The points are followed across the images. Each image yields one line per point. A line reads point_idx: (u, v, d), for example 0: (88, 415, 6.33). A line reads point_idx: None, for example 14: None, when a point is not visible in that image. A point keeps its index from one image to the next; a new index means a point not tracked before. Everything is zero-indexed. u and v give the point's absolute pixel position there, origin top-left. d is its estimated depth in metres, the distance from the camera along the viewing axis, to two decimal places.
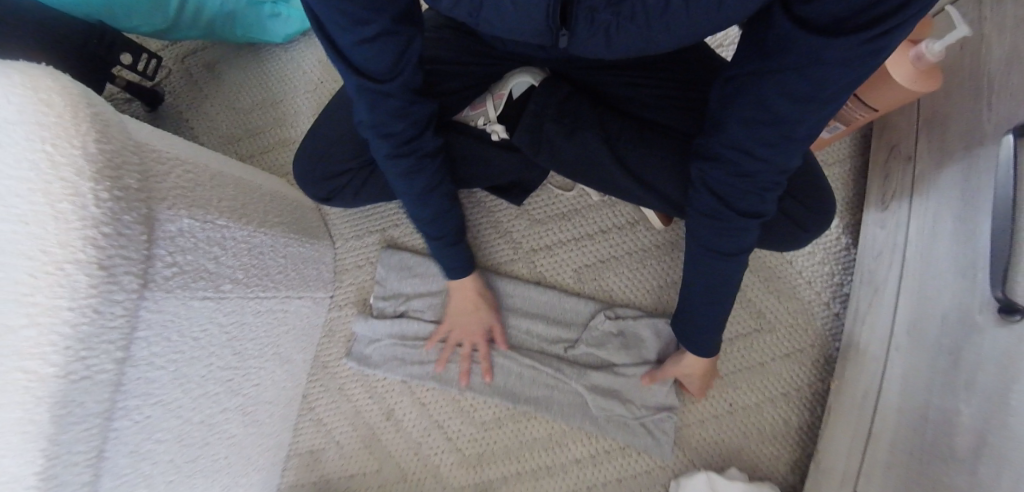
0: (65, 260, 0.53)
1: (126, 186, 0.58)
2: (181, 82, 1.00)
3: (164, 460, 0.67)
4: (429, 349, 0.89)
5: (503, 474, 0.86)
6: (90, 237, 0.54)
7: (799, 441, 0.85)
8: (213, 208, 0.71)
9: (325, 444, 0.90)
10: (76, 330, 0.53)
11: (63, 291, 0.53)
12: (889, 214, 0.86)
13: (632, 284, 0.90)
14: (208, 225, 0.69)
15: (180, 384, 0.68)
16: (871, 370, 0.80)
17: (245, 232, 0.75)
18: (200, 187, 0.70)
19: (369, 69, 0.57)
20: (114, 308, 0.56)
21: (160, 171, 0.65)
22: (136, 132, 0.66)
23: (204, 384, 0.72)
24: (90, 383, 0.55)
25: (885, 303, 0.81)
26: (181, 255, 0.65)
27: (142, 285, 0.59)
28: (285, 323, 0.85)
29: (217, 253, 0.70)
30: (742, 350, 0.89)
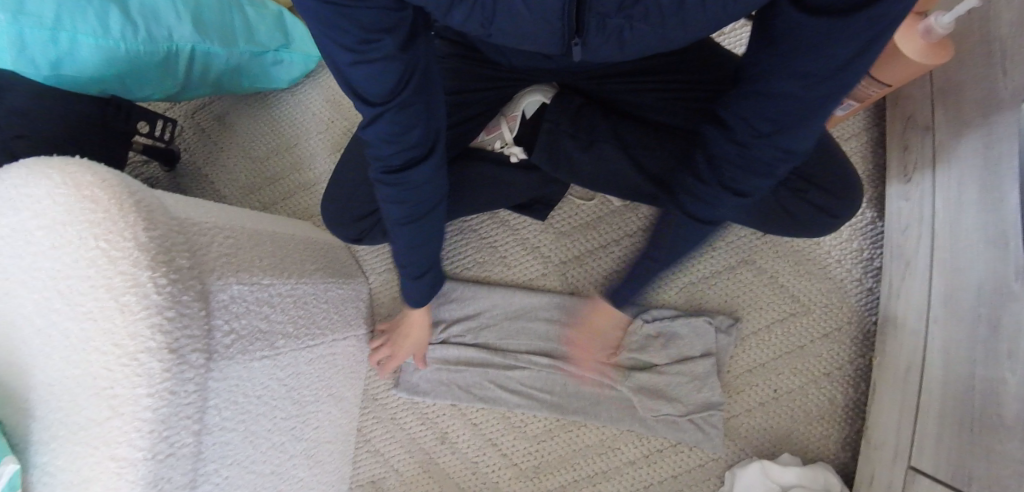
0: (140, 349, 0.55)
1: (179, 267, 0.61)
2: (195, 138, 1.02)
3: None
4: (474, 372, 0.91)
5: (561, 482, 0.88)
6: (156, 324, 0.56)
7: (846, 419, 0.87)
8: (257, 269, 0.72)
9: (385, 473, 0.92)
10: (157, 413, 0.56)
11: (141, 379, 0.55)
12: (912, 186, 0.85)
13: (665, 283, 0.92)
14: (258, 287, 0.71)
15: (250, 441, 0.70)
16: (912, 343, 0.81)
17: (289, 286, 0.77)
18: (242, 250, 0.72)
19: (367, 94, 0.54)
20: (187, 386, 0.59)
21: (203, 243, 0.67)
22: (173, 208, 0.68)
23: (270, 438, 0.74)
24: (175, 458, 0.58)
25: (918, 276, 0.82)
26: (236, 320, 0.67)
27: (207, 359, 0.62)
28: (335, 364, 0.87)
29: (267, 312, 0.72)
30: (780, 337, 0.90)
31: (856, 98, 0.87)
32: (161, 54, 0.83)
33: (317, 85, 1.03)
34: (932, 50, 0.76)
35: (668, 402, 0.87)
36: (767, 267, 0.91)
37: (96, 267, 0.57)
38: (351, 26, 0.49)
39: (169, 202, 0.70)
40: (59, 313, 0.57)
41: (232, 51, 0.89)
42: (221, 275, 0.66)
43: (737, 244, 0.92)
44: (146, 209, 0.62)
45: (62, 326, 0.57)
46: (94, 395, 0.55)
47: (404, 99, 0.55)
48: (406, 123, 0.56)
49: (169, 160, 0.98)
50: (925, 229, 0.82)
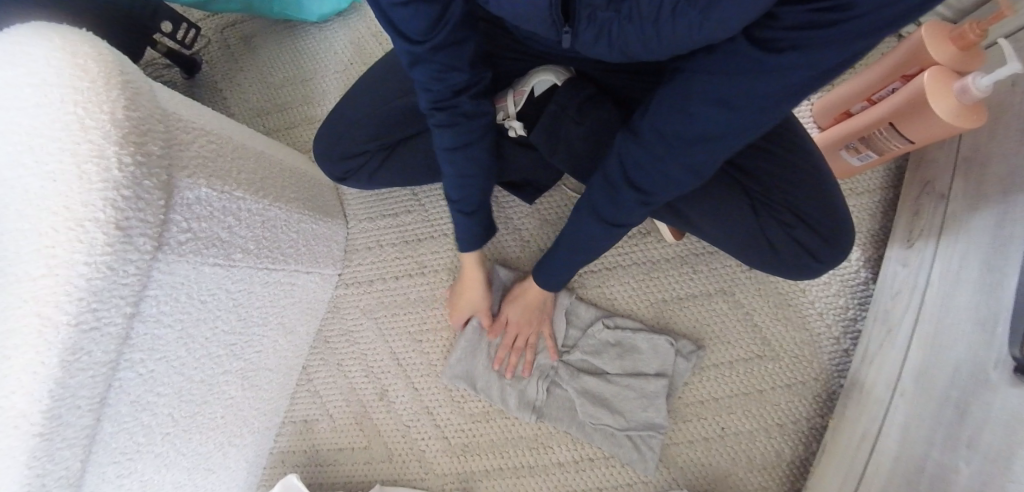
0: (90, 217, 0.55)
1: (147, 148, 0.59)
2: (220, 51, 1.04)
3: (163, 412, 0.70)
4: (431, 339, 0.92)
5: (485, 467, 0.87)
6: (110, 199, 0.55)
7: (788, 474, 0.83)
8: (231, 180, 0.71)
9: (319, 416, 0.93)
10: (89, 283, 0.55)
11: (82, 246, 0.54)
12: (912, 253, 0.81)
13: (636, 294, 0.90)
14: (225, 195, 0.70)
15: (184, 342, 0.70)
16: (873, 412, 0.77)
17: (260, 206, 0.76)
18: (221, 158, 0.71)
19: (407, 32, 0.56)
20: (128, 267, 0.58)
21: (185, 140, 0.66)
22: (163, 100, 0.67)
23: (207, 345, 0.74)
24: (99, 333, 0.57)
25: (898, 346, 0.77)
26: (196, 221, 0.66)
27: (155, 248, 0.60)
28: (292, 295, 0.87)
29: (231, 223, 0.71)
30: (741, 375, 0.86)
31: (875, 149, 0.82)
32: None
33: (346, 25, 1.02)
34: (964, 112, 0.72)
35: (611, 415, 0.84)
36: (744, 302, 0.88)
37: (67, 130, 0.56)
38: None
39: (159, 92, 0.69)
40: (25, 169, 0.56)
41: None
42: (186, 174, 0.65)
43: (720, 272, 0.89)
44: (133, 90, 0.61)
45: (21, 180, 0.56)
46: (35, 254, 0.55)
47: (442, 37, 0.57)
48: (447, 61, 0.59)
49: (189, 67, 1.00)
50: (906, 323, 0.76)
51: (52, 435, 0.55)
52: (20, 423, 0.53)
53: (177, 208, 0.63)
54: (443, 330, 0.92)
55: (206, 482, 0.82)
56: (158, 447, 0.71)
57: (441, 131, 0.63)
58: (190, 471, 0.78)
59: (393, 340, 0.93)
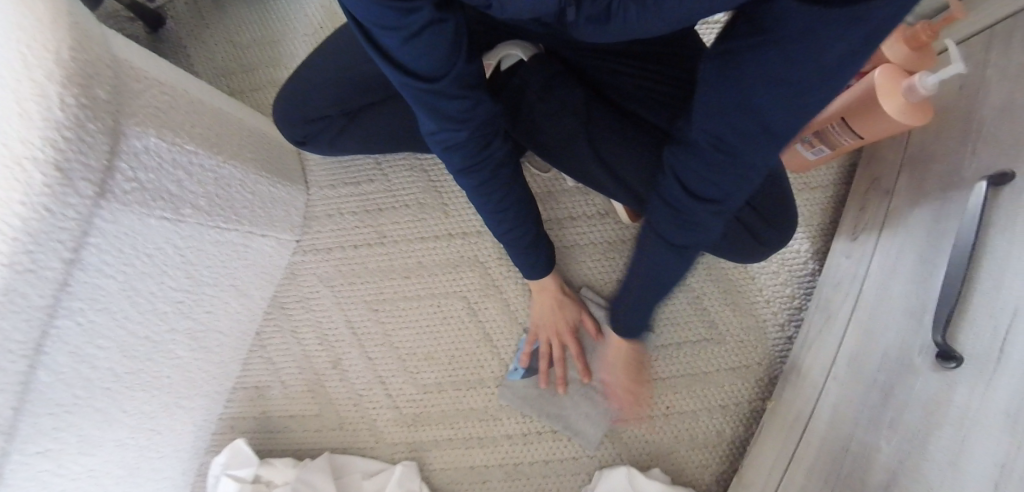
0: (29, 157, 0.53)
1: (92, 90, 0.58)
2: (186, 6, 1.01)
3: (104, 366, 0.69)
4: (387, 309, 0.92)
5: (435, 437, 0.88)
6: (50, 139, 0.54)
7: (728, 454, 0.86)
8: (183, 133, 0.70)
9: (271, 382, 0.93)
10: (26, 225, 0.54)
11: (19, 184, 0.53)
12: (856, 246, 0.84)
13: (592, 273, 0.91)
14: (176, 147, 0.69)
15: (128, 296, 0.69)
16: (807, 395, 0.80)
17: (213, 162, 0.75)
18: (174, 111, 0.70)
19: (422, 73, 0.54)
20: (67, 211, 0.57)
21: (134, 88, 0.65)
22: (116, 45, 0.66)
23: (152, 301, 0.73)
24: (35, 277, 0.56)
25: (836, 333, 0.81)
26: (144, 172, 0.65)
27: (98, 194, 0.59)
28: (245, 258, 0.86)
29: (181, 178, 0.70)
30: (688, 357, 0.89)
31: (828, 144, 0.85)
32: None
33: None
34: (913, 110, 0.75)
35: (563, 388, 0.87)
36: (695, 287, 0.90)
37: (9, 66, 0.54)
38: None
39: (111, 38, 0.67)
40: None
41: None
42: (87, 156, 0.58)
43: None
44: (82, 28, 0.59)
45: None
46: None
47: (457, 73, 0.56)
48: (461, 94, 0.57)
49: (152, 20, 0.98)
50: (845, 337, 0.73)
51: None
52: None
53: (123, 156, 0.62)
54: (400, 302, 0.92)
55: (150, 442, 0.81)
56: (98, 401, 0.71)
57: (469, 169, 0.63)
58: (134, 429, 0.77)
59: (349, 309, 0.93)
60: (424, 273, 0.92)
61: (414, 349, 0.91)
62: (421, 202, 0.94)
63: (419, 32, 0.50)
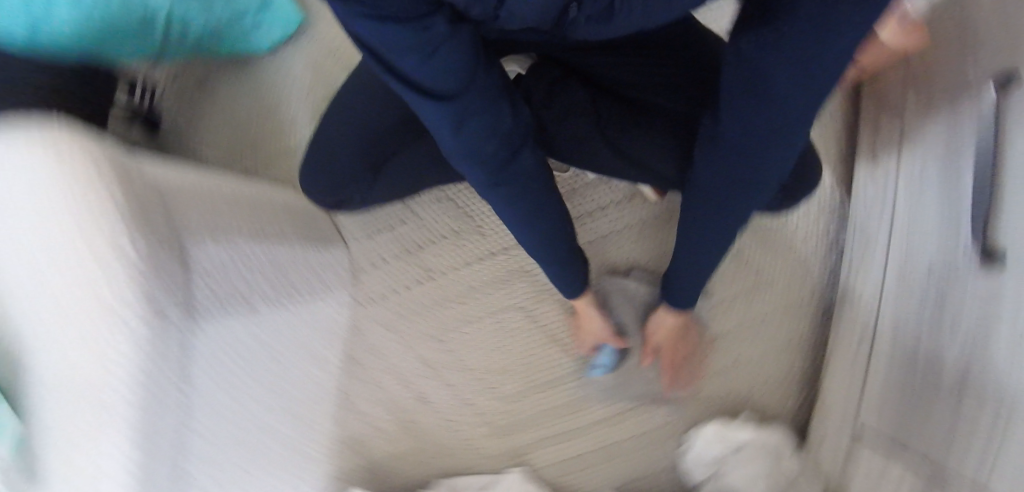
0: (124, 304, 0.57)
1: (150, 221, 0.60)
2: (176, 102, 1.03)
3: (231, 461, 0.73)
4: (454, 337, 0.97)
5: (531, 439, 0.95)
6: (133, 278, 0.57)
7: (803, 386, 0.92)
8: (236, 233, 0.74)
9: (367, 431, 0.97)
10: (137, 362, 0.58)
11: (121, 329, 0.57)
12: (878, 167, 0.88)
13: (633, 252, 0.96)
14: (231, 249, 0.72)
15: (235, 395, 0.73)
16: (865, 316, 0.85)
17: (264, 248, 0.78)
18: (221, 216, 0.74)
19: (440, 92, 0.56)
20: (171, 346, 0.61)
21: (184, 208, 0.68)
22: (149, 171, 0.69)
23: (253, 391, 0.76)
24: (161, 410, 0.60)
25: (878, 254, 0.85)
26: (213, 280, 0.68)
27: (189, 320, 0.63)
28: (315, 327, 0.90)
29: (247, 278, 0.74)
30: (744, 307, 0.94)
31: None
32: (138, 14, 0.83)
33: (297, 50, 1.04)
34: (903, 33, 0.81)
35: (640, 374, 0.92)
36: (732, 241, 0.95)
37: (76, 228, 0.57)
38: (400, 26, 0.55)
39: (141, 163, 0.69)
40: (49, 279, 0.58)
41: (210, 13, 0.90)
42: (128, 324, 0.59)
43: None
44: (121, 169, 0.61)
45: (51, 291, 0.58)
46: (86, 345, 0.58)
47: (475, 90, 0.58)
48: (482, 108, 0.59)
49: (151, 124, 0.99)
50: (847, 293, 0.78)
51: None
52: None
53: (195, 273, 0.65)
54: (464, 326, 0.97)
55: None
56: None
57: (498, 186, 0.64)
58: None
59: (419, 346, 0.97)
60: (479, 294, 0.97)
61: (490, 365, 0.96)
62: (456, 231, 0.98)
63: (431, 50, 0.53)
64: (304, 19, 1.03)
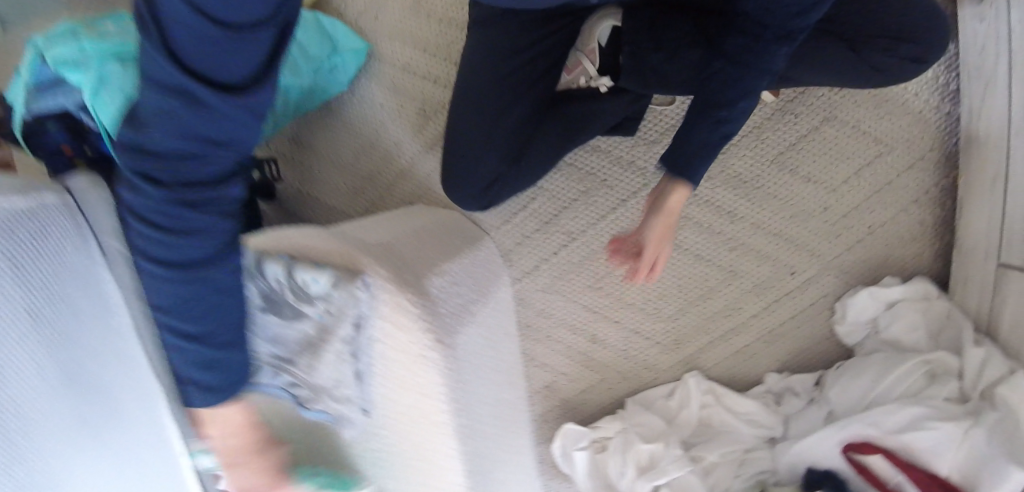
0: (422, 348, 0.69)
1: (405, 277, 0.74)
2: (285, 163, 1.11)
3: (487, 435, 0.90)
4: (605, 289, 1.08)
5: (701, 346, 1.08)
6: (422, 329, 0.69)
7: (938, 232, 1.00)
8: (435, 262, 0.86)
9: (554, 377, 1.13)
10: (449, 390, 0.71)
11: (429, 366, 0.69)
12: (987, 6, 0.87)
13: (755, 160, 1.00)
14: (447, 277, 0.85)
15: (479, 385, 0.89)
16: (996, 156, 0.90)
17: (456, 264, 0.91)
18: (419, 253, 0.85)
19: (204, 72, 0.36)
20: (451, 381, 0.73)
21: (403, 256, 0.80)
22: (359, 238, 0.80)
23: (489, 373, 0.95)
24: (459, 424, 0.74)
25: (1001, 93, 0.88)
26: (448, 305, 0.80)
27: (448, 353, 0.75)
28: (499, 310, 1.02)
29: (461, 292, 0.88)
30: (870, 176, 0.99)
31: None
32: None
33: (370, 73, 1.05)
34: None
35: (305, 266, 0.69)
36: (849, 119, 0.98)
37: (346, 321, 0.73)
38: (259, 44, 0.36)
39: (309, 238, 0.74)
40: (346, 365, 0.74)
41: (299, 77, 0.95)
42: (671, 189, 0.69)
43: (821, 103, 0.98)
44: (345, 261, 0.70)
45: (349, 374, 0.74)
46: (411, 372, 0.71)
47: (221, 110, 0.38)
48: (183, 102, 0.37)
49: (272, 194, 1.07)
50: (357, 363, 0.73)
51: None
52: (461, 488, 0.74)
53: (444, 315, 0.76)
54: (615, 270, 1.06)
55: (518, 466, 1.06)
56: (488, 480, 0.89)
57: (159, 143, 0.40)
58: (511, 464, 1.02)
59: (582, 298, 1.08)
60: None
61: (648, 296, 1.07)
62: (585, 190, 1.03)
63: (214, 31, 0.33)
64: (368, 42, 1.03)
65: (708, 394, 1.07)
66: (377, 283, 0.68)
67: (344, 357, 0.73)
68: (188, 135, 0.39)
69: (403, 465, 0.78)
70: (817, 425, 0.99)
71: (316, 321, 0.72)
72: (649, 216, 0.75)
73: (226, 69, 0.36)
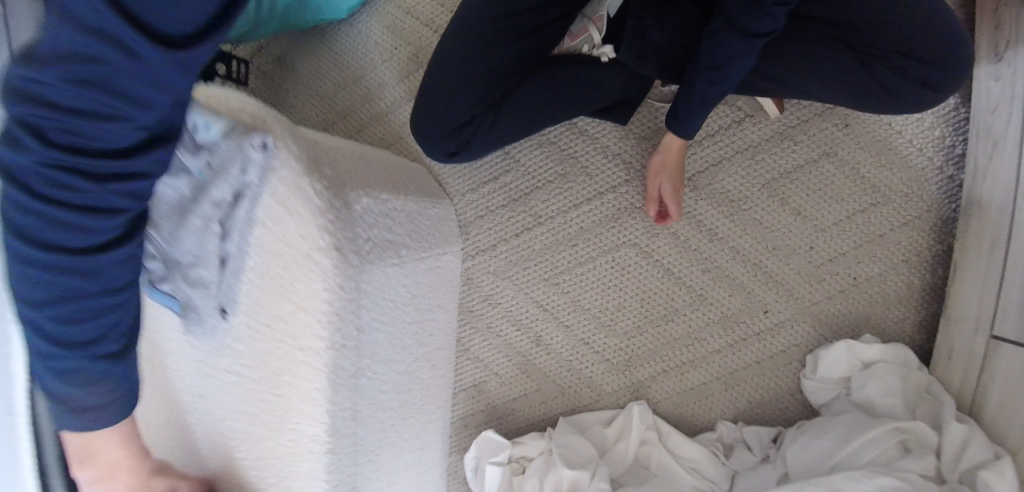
0: (313, 248, 0.59)
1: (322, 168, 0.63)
2: (263, 82, 1.06)
3: (381, 401, 0.77)
4: (557, 286, 0.98)
5: (652, 373, 0.96)
6: (322, 226, 0.59)
7: (923, 301, 0.92)
8: (375, 185, 0.76)
9: (485, 377, 1.01)
10: (332, 305, 0.60)
11: (317, 273, 0.59)
12: (1004, 65, 0.83)
13: (745, 179, 0.93)
14: (382, 201, 0.75)
15: (388, 338, 0.76)
16: (997, 219, 0.82)
17: (401, 200, 0.82)
18: (358, 169, 0.76)
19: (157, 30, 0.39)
20: (348, 298, 0.62)
21: (332, 159, 0.71)
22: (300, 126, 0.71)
23: (405, 335, 0.82)
24: (345, 351, 0.63)
25: (1009, 153, 0.81)
26: (372, 229, 0.69)
27: (357, 265, 0.63)
28: (439, 276, 0.92)
29: (397, 226, 0.78)
30: (861, 225, 0.92)
31: None
32: None
33: (373, 10, 1.01)
34: None
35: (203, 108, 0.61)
36: (848, 158, 0.92)
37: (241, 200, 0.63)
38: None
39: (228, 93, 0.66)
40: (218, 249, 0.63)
41: None
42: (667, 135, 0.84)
43: (824, 135, 0.92)
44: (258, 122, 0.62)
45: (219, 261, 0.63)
46: (294, 274, 0.60)
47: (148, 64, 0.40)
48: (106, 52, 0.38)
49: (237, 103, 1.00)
50: (223, 240, 0.62)
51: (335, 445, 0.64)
52: (312, 432, 0.63)
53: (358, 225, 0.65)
54: (576, 268, 0.97)
55: (419, 460, 0.92)
56: (367, 453, 0.74)
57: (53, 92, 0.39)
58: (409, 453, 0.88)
59: (532, 290, 0.98)
60: (587, 235, 0.96)
61: (605, 304, 0.97)
62: (562, 174, 0.96)
63: None
64: None
65: (649, 430, 0.94)
66: (279, 156, 0.59)
67: (210, 229, 0.62)
68: (85, 83, 0.39)
69: (244, 389, 0.67)
70: (768, 485, 0.85)
71: (192, 177, 0.62)
72: (655, 156, 0.88)
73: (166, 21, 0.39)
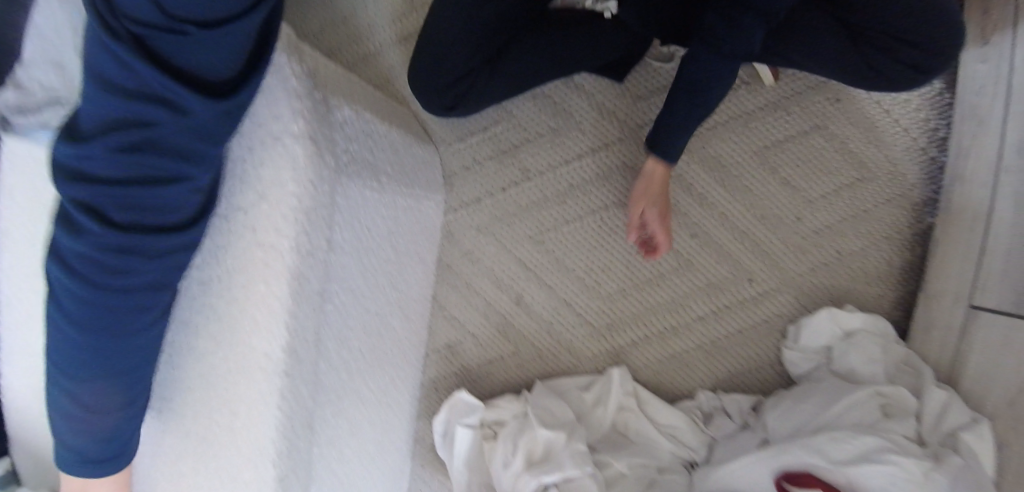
0: (286, 133, 0.53)
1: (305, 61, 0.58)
2: None
3: (352, 338, 0.71)
4: (540, 244, 0.95)
5: (632, 339, 0.94)
6: (298, 111, 0.54)
7: (902, 278, 0.93)
8: (359, 105, 0.71)
9: (460, 337, 0.97)
10: (301, 201, 0.54)
11: (286, 160, 0.53)
12: (991, 49, 0.85)
13: (737, 146, 0.93)
14: (366, 121, 0.70)
15: (364, 268, 0.71)
16: (980, 195, 0.84)
17: (389, 132, 0.77)
18: (339, 84, 0.71)
19: (203, 77, 0.41)
20: (321, 201, 0.56)
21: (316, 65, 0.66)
22: None
23: (382, 274, 0.77)
24: (313, 260, 0.56)
25: (994, 132, 0.83)
26: (349, 141, 0.64)
27: (334, 169, 0.58)
28: (421, 224, 0.88)
29: (381, 152, 0.73)
30: (847, 199, 0.93)
31: None
32: None
33: None
34: None
35: None
36: (838, 132, 0.93)
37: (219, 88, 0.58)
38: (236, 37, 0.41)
39: None
40: None
41: None
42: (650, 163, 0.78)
43: (816, 109, 0.93)
44: None
45: None
46: (262, 162, 0.54)
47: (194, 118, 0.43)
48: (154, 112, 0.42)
49: None
50: None
51: (292, 369, 0.56)
52: (264, 345, 0.55)
53: (335, 127, 0.60)
54: (564, 227, 0.94)
55: (388, 417, 0.87)
56: (334, 390, 0.68)
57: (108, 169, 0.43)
58: (378, 406, 0.83)
59: (516, 248, 0.95)
60: (576, 192, 0.94)
61: (590, 265, 0.94)
62: (554, 129, 0.94)
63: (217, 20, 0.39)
64: None
65: (629, 396, 0.91)
66: None
67: None
68: (136, 150, 0.43)
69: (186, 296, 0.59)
70: (748, 451, 0.83)
71: None
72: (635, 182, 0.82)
73: (207, 63, 0.41)
